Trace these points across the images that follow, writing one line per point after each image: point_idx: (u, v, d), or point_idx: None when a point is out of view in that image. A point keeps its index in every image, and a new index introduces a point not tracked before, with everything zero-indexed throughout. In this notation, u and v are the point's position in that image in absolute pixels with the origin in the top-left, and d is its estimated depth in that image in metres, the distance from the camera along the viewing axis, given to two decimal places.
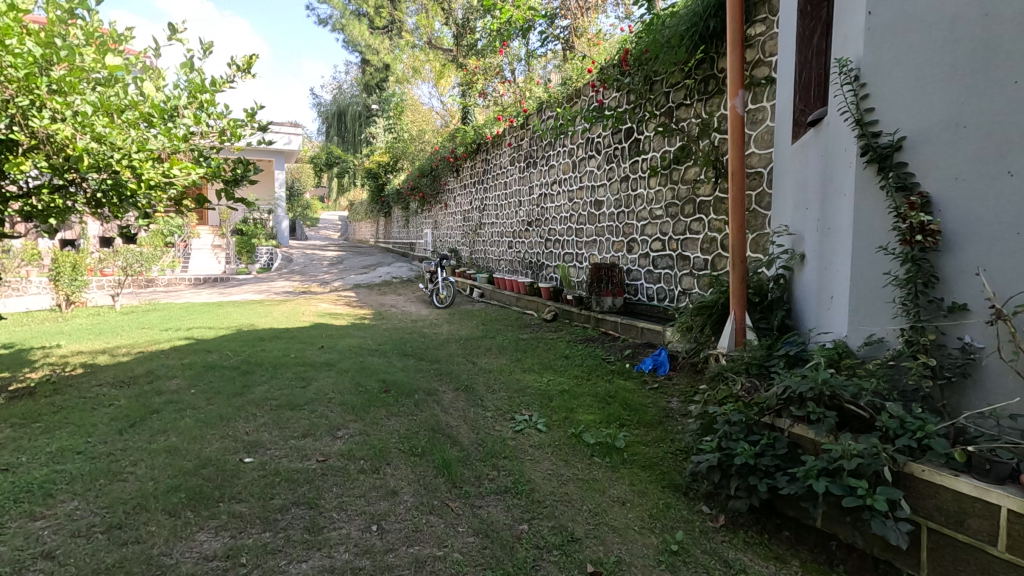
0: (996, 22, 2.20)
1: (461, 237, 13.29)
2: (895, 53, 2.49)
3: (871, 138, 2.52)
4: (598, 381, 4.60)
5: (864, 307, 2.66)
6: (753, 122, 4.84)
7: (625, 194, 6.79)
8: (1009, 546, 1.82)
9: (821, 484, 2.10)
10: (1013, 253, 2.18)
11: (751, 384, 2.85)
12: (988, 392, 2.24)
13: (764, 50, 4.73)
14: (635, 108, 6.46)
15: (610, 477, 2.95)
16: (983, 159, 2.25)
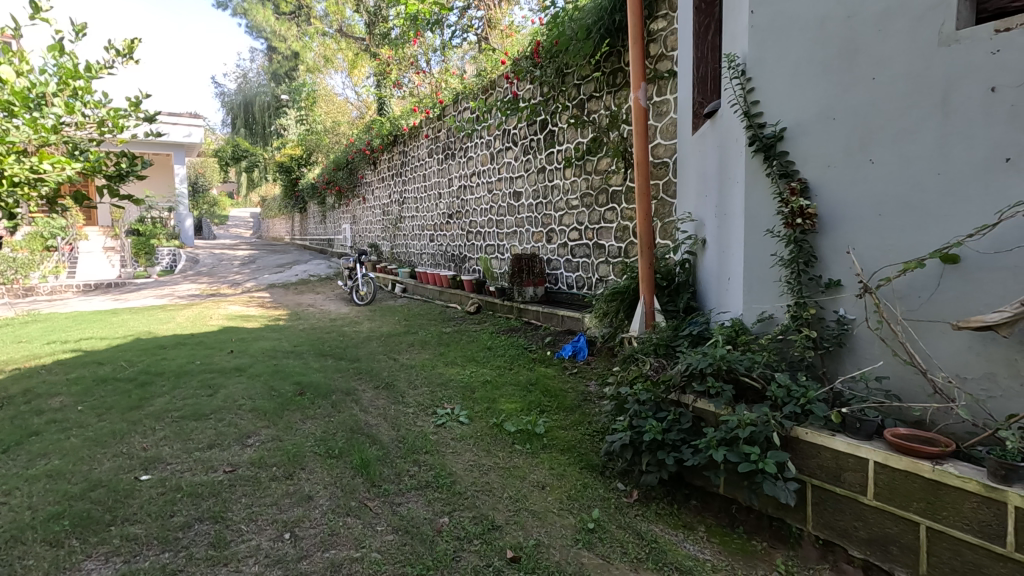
0: (858, 22, 2.38)
1: (381, 232, 12.97)
2: (775, 50, 2.72)
3: (757, 129, 2.76)
4: (520, 370, 4.68)
5: (756, 286, 2.87)
6: (658, 114, 5.06)
7: (542, 185, 6.89)
8: (877, 494, 2.04)
9: (720, 454, 2.25)
10: (873, 233, 2.39)
11: (659, 363, 3.00)
12: (859, 358, 2.47)
13: (666, 45, 4.94)
14: (548, 100, 6.57)
15: (531, 462, 3.01)
16: (850, 148, 2.46)
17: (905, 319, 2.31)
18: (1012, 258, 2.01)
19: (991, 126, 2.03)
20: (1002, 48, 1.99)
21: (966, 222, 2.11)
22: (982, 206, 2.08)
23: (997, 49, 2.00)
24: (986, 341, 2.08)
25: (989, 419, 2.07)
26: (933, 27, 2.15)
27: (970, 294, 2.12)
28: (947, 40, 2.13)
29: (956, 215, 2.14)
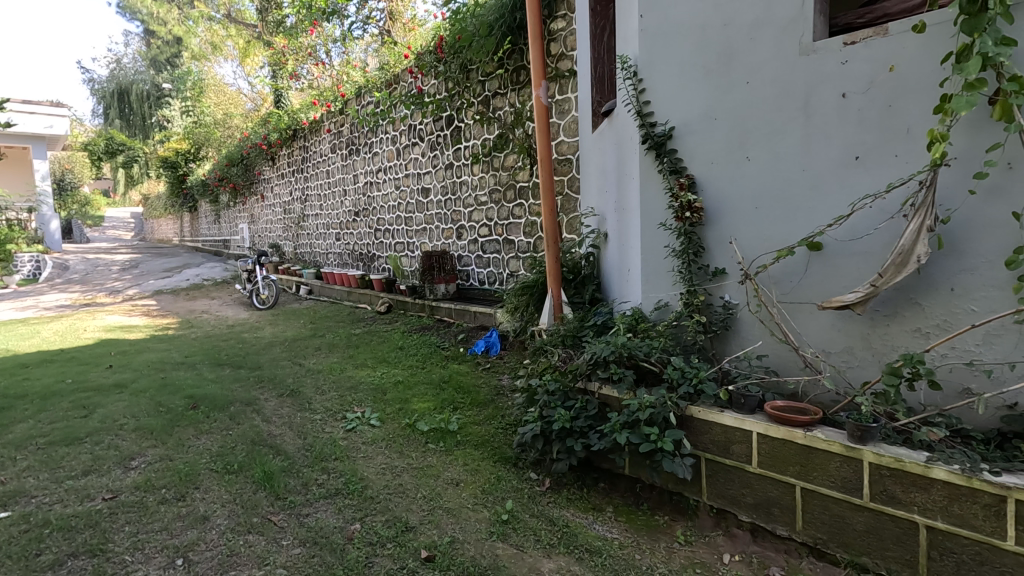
0: (733, 30, 2.58)
1: (282, 231, 12.28)
2: (663, 54, 2.89)
3: (649, 128, 2.93)
4: (433, 368, 4.63)
5: (652, 276, 3.05)
6: (561, 111, 5.20)
7: (451, 181, 6.86)
8: (760, 462, 2.24)
9: (623, 436, 2.37)
10: (751, 225, 2.62)
11: (566, 354, 3.10)
12: (742, 339, 2.70)
13: (566, 44, 5.08)
14: (453, 95, 6.54)
15: (445, 460, 3.00)
16: (729, 147, 2.67)
17: (779, 302, 2.56)
18: (863, 244, 2.28)
19: (844, 127, 2.28)
20: (850, 59, 2.24)
21: (825, 213, 2.37)
22: (838, 199, 2.33)
23: (846, 59, 2.25)
24: (845, 318, 2.34)
25: (849, 387, 2.34)
26: (794, 38, 2.38)
27: (831, 277, 2.38)
28: (806, 50, 2.36)
29: (817, 207, 2.39)
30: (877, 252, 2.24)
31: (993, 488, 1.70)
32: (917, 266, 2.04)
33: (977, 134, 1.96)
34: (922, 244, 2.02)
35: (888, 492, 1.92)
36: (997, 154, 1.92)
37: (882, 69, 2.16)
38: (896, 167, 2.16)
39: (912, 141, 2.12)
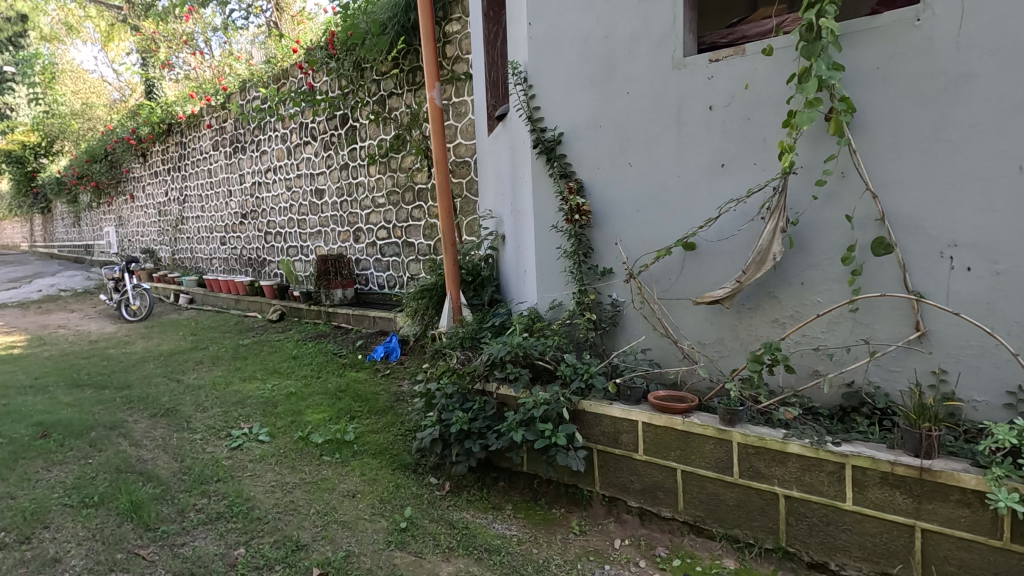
0: (614, 43, 2.73)
1: (157, 235, 11.18)
2: (550, 62, 2.99)
3: (539, 133, 3.02)
4: (329, 377, 4.44)
5: (546, 277, 3.15)
6: (458, 114, 5.21)
7: (346, 182, 6.62)
8: (646, 450, 2.39)
9: (519, 434, 2.43)
10: (634, 227, 2.79)
11: (464, 356, 3.11)
12: (628, 334, 2.86)
13: (461, 47, 5.10)
14: (347, 94, 6.31)
15: (340, 472, 2.89)
16: (613, 153, 2.82)
17: (660, 299, 2.74)
18: (729, 243, 2.50)
19: (711, 137, 2.49)
20: (715, 74, 2.45)
21: (697, 216, 2.57)
22: (707, 203, 2.54)
23: (711, 75, 2.45)
24: (716, 312, 2.56)
25: (721, 375, 2.56)
26: (668, 52, 2.56)
27: (703, 275, 2.60)
28: (677, 65, 2.55)
29: (690, 210, 2.59)
30: (740, 250, 2.47)
31: (836, 457, 1.94)
32: (773, 264, 2.28)
33: (817, 146, 2.23)
34: (777, 244, 2.26)
35: (753, 468, 2.12)
36: (833, 164, 2.19)
37: (740, 86, 2.39)
38: (754, 174, 2.39)
39: (767, 150, 2.36)
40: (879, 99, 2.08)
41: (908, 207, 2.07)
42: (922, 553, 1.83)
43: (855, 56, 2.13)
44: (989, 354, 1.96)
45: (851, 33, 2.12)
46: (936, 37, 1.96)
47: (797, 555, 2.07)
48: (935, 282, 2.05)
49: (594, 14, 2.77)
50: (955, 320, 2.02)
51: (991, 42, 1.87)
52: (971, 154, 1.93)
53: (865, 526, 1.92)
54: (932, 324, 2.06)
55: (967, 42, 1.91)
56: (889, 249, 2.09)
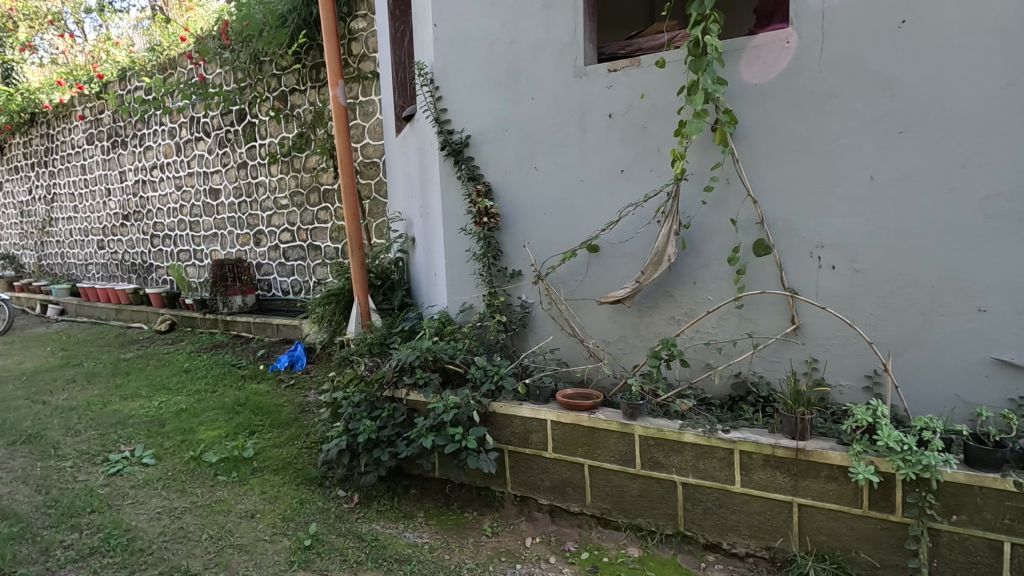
0: (519, 49, 2.77)
1: (19, 239, 9.88)
2: (457, 64, 2.98)
3: (447, 135, 3.00)
4: (226, 390, 4.14)
5: (456, 280, 3.13)
6: (365, 114, 5.06)
7: (244, 181, 6.21)
8: (555, 447, 2.44)
9: (429, 439, 2.40)
10: (541, 230, 2.84)
11: (373, 362, 3.02)
12: (537, 334, 2.92)
13: (367, 45, 4.96)
14: (244, 88, 5.93)
15: (238, 492, 2.70)
16: (520, 156, 2.86)
17: (567, 300, 2.81)
18: (630, 246, 2.62)
19: (611, 144, 2.60)
20: (613, 84, 2.56)
21: (600, 219, 2.67)
22: (609, 207, 2.65)
23: (610, 84, 2.56)
24: (619, 312, 2.68)
25: (624, 371, 2.68)
26: (570, 61, 2.64)
27: (607, 275, 2.70)
28: (579, 73, 2.63)
29: (593, 213, 2.69)
30: (640, 252, 2.60)
31: (726, 443, 2.09)
32: (668, 264, 2.41)
33: (705, 155, 2.39)
34: (671, 246, 2.40)
35: (654, 458, 2.23)
36: (720, 171, 2.36)
37: (636, 95, 2.51)
38: (651, 179, 2.52)
39: (662, 157, 2.49)
40: (757, 113, 2.27)
41: (783, 212, 2.27)
42: (799, 526, 2.01)
43: (774, 69, 2.22)
44: (851, 343, 2.20)
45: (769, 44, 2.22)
46: (804, 59, 2.17)
47: (693, 538, 2.21)
48: (806, 280, 2.27)
49: (500, 19, 2.80)
50: (824, 314, 2.24)
51: (849, 65, 2.10)
52: (834, 165, 2.16)
53: (752, 505, 2.08)
54: (805, 318, 2.28)
55: (828, 64, 2.13)
56: (768, 250, 2.28)
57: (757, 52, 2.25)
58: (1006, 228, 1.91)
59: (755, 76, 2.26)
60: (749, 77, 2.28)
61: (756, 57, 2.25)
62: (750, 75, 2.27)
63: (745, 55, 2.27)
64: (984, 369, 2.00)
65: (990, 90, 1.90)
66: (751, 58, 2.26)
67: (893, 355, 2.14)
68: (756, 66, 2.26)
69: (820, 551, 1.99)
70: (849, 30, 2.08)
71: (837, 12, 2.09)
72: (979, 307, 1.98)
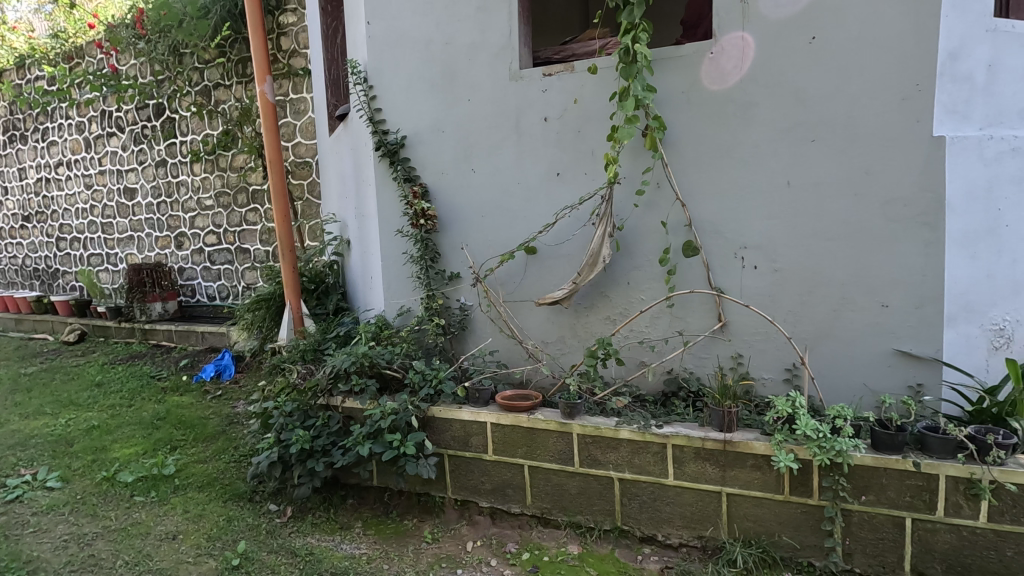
0: (454, 50, 2.76)
1: None
2: (391, 63, 2.93)
3: (381, 135, 2.94)
4: (144, 404, 3.87)
5: (393, 283, 3.08)
6: (296, 112, 4.88)
7: (164, 181, 5.83)
8: (495, 449, 2.44)
9: (366, 447, 2.34)
10: (479, 232, 2.83)
11: (306, 369, 2.91)
12: (477, 337, 2.91)
13: (298, 40, 4.78)
14: (162, 81, 5.57)
15: (157, 512, 2.52)
16: (456, 158, 2.84)
17: (506, 301, 2.82)
18: (566, 247, 2.66)
19: (547, 147, 2.63)
20: (548, 88, 2.59)
21: (537, 222, 2.70)
22: (545, 209, 2.68)
23: (545, 88, 2.59)
24: (556, 313, 2.71)
25: (562, 371, 2.72)
26: (505, 64, 2.65)
27: (544, 277, 2.73)
28: (514, 76, 2.65)
29: (530, 216, 2.71)
30: (576, 254, 2.65)
31: (659, 438, 2.16)
32: (603, 266, 2.47)
33: (636, 159, 2.47)
34: (606, 247, 2.46)
35: (591, 456, 2.28)
36: (650, 175, 2.45)
37: (570, 100, 2.56)
38: (585, 183, 2.58)
39: (596, 161, 2.55)
40: (684, 120, 2.37)
41: (709, 215, 2.38)
42: (728, 514, 2.11)
43: (731, 76, 2.28)
44: (772, 338, 2.34)
45: (724, 50, 2.27)
46: (739, 69, 2.26)
47: (630, 532, 2.26)
48: (731, 279, 2.38)
49: (435, 19, 2.77)
50: (747, 311, 2.36)
51: (768, 76, 2.22)
52: (754, 170, 2.28)
53: (685, 497, 2.16)
54: (730, 315, 2.40)
55: (749, 75, 2.24)
56: (696, 251, 2.38)
57: (716, 58, 2.29)
58: (903, 230, 2.09)
59: (715, 83, 2.30)
60: (710, 85, 2.31)
61: (714, 64, 2.29)
62: (710, 83, 2.31)
63: (705, 62, 2.31)
64: (888, 359, 2.17)
65: (888, 103, 2.07)
66: (710, 65, 2.30)
67: (809, 349, 2.29)
68: (714, 73, 2.30)
69: (746, 537, 2.09)
70: (767, 44, 2.21)
71: (765, 25, 2.20)
72: (882, 302, 2.15)
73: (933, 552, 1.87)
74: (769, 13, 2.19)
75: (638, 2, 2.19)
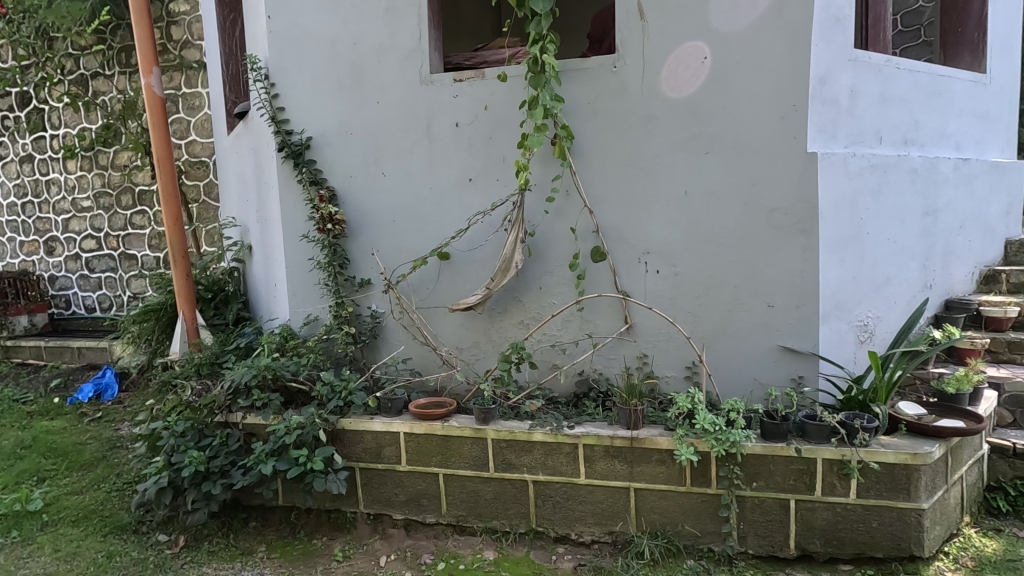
0: (362, 50, 2.69)
1: None
2: (294, 60, 2.79)
3: (285, 135, 2.80)
4: (4, 431, 3.40)
5: (299, 291, 2.93)
6: (190, 107, 4.52)
7: (30, 179, 5.19)
8: (409, 460, 2.38)
9: (269, 466, 2.20)
10: (390, 238, 2.77)
11: (201, 385, 2.69)
12: (389, 344, 2.84)
13: (191, 31, 4.44)
14: (27, 67, 4.95)
15: (20, 555, 2.22)
16: (366, 162, 2.76)
17: (419, 308, 2.78)
18: (479, 253, 2.67)
19: (458, 152, 2.63)
20: (459, 93, 2.59)
21: (449, 227, 2.68)
22: (458, 215, 2.67)
23: (456, 93, 2.59)
24: (470, 318, 2.71)
25: (477, 377, 2.71)
26: (415, 67, 2.62)
27: (458, 282, 2.71)
28: (425, 80, 2.62)
29: (443, 221, 2.69)
30: (489, 259, 2.66)
31: (571, 438, 2.21)
32: (515, 271, 2.50)
33: (546, 166, 2.53)
34: (518, 253, 2.49)
35: (506, 460, 2.29)
36: (559, 183, 2.51)
37: (480, 106, 2.57)
38: (497, 189, 2.60)
39: (507, 167, 2.58)
40: (591, 130, 2.46)
41: (615, 222, 2.48)
42: (636, 508, 2.20)
43: (688, 85, 2.33)
44: (673, 338, 2.48)
45: (682, 59, 2.33)
46: (695, 79, 2.33)
47: (545, 533, 2.30)
48: (636, 283, 2.50)
49: (340, 18, 2.69)
50: (651, 313, 2.49)
51: (678, 91, 2.35)
52: (655, 180, 2.41)
53: (596, 494, 2.23)
54: (636, 318, 2.51)
55: (649, 90, 2.37)
56: (603, 256, 2.48)
57: (675, 65, 2.34)
58: (784, 236, 2.30)
59: (672, 90, 2.35)
60: (667, 91, 2.35)
61: (674, 70, 2.34)
62: (666, 89, 2.35)
63: (664, 67, 2.35)
64: (773, 355, 2.37)
65: (770, 121, 2.27)
66: (669, 71, 2.35)
67: (706, 347, 2.45)
68: (672, 79, 2.35)
69: (653, 529, 2.19)
70: (705, 55, 2.30)
71: (717, 37, 2.29)
72: (768, 303, 2.35)
73: (813, 529, 2.06)
74: (709, 26, 2.29)
75: (546, 14, 2.24)
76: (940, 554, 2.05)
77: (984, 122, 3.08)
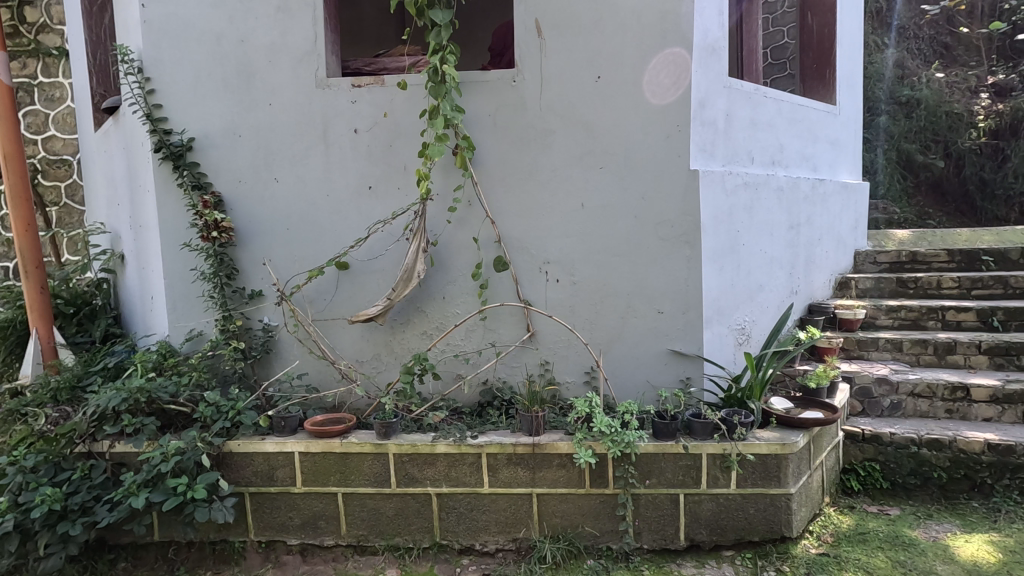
0: (250, 48, 2.54)
1: None
2: (173, 54, 2.57)
3: (162, 134, 2.56)
4: None
5: (179, 304, 2.69)
6: (48, 99, 4.02)
7: None
8: (304, 480, 2.26)
9: (141, 498, 1.98)
10: (284, 246, 2.63)
11: (59, 413, 2.39)
12: (283, 359, 2.69)
13: (50, 14, 3.97)
14: None
15: None
16: (256, 166, 2.60)
17: (315, 320, 2.65)
18: (380, 262, 2.60)
19: (357, 160, 2.55)
20: (358, 99, 2.52)
21: (348, 236, 2.59)
22: (357, 223, 2.59)
23: (354, 99, 2.52)
24: (371, 329, 2.63)
25: (379, 390, 2.64)
26: (309, 69, 2.52)
27: (357, 292, 2.63)
28: (321, 84, 2.53)
29: (341, 230, 2.60)
30: (389, 269, 2.60)
31: (474, 448, 2.21)
32: (418, 281, 2.46)
33: (447, 176, 2.53)
34: (420, 262, 2.45)
35: (408, 474, 2.24)
36: (461, 193, 2.52)
37: (380, 113, 2.52)
38: (398, 197, 2.56)
39: (408, 176, 2.55)
40: (492, 142, 2.50)
41: (516, 233, 2.53)
42: (538, 514, 2.24)
43: (671, 91, 2.40)
44: (572, 345, 2.56)
45: (662, 68, 2.40)
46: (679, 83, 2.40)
47: (449, 546, 2.27)
48: (537, 292, 2.56)
49: (226, 12, 2.52)
50: (552, 321, 2.56)
51: (573, 108, 2.45)
52: (554, 193, 2.49)
53: (499, 503, 2.24)
54: (537, 326, 2.57)
55: (546, 104, 2.45)
56: (505, 266, 2.51)
57: (656, 71, 2.40)
58: (671, 247, 2.46)
59: (656, 96, 2.41)
60: (649, 97, 2.41)
61: (655, 79, 2.41)
62: (591, 102, 2.44)
63: (636, 77, 2.41)
64: (663, 358, 2.52)
65: (657, 140, 2.43)
66: (650, 80, 2.41)
67: (603, 353, 2.56)
68: (653, 85, 2.41)
69: (554, 533, 2.24)
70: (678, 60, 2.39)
71: (607, 57, 2.41)
72: (658, 309, 2.50)
73: (699, 519, 2.20)
74: (601, 48, 2.41)
75: (445, 24, 2.25)
76: (806, 534, 2.28)
77: (836, 147, 3.51)
